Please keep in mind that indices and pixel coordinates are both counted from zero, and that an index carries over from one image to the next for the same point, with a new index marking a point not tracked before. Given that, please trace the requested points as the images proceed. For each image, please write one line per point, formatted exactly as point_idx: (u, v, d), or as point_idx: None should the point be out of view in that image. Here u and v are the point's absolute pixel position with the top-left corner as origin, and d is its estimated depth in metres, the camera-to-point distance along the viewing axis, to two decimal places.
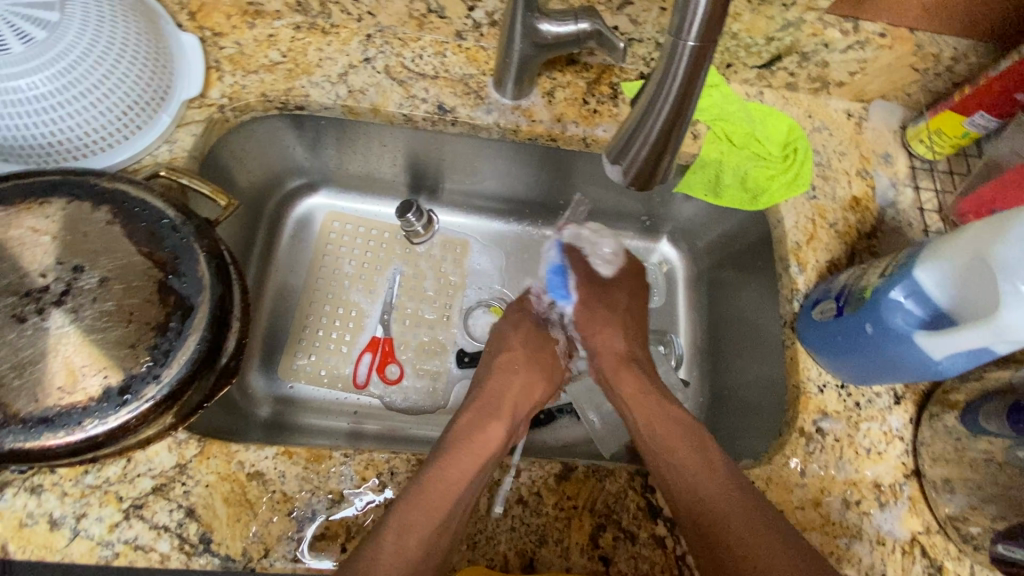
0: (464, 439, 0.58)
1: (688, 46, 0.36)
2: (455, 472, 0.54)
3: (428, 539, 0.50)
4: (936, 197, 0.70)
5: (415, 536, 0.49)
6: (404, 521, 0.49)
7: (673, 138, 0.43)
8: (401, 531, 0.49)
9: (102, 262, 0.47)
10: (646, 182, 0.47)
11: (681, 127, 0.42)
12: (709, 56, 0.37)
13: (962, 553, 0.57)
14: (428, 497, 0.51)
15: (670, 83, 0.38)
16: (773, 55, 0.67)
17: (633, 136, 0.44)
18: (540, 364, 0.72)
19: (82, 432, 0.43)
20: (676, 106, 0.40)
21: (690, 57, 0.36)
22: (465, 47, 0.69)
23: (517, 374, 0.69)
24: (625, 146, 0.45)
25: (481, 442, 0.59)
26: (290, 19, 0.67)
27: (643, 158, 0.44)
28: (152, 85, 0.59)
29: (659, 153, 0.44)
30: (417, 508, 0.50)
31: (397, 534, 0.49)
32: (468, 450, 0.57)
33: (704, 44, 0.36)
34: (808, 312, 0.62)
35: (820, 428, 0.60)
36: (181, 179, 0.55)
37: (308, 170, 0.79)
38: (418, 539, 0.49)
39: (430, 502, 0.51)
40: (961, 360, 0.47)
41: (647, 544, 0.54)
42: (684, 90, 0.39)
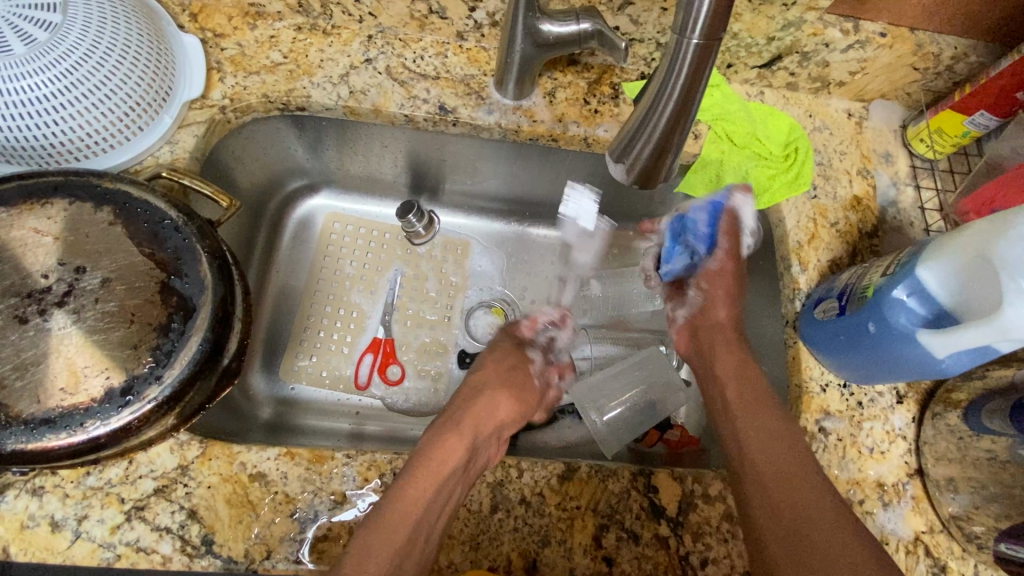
0: (421, 459, 0.54)
1: (691, 44, 0.36)
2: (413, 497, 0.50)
3: (385, 574, 0.46)
4: (936, 196, 0.70)
5: (372, 571, 0.46)
6: (360, 554, 0.46)
7: (676, 136, 0.42)
8: (359, 567, 0.46)
9: (103, 263, 0.47)
10: (649, 179, 0.47)
11: (685, 125, 0.42)
12: (712, 56, 0.37)
13: (965, 553, 0.57)
14: (395, 529, 0.48)
15: (673, 82, 0.38)
16: (774, 54, 0.67)
17: (637, 133, 0.44)
18: (508, 380, 0.68)
19: (84, 433, 0.43)
20: (681, 102, 0.40)
21: (693, 55, 0.37)
22: (466, 48, 0.69)
23: (492, 392, 0.65)
24: (628, 143, 0.45)
25: (437, 458, 0.54)
26: (291, 20, 0.67)
27: (646, 155, 0.44)
28: (154, 86, 0.59)
29: (662, 151, 0.44)
30: (376, 544, 0.47)
31: (355, 567, 0.46)
32: (427, 470, 0.52)
33: (707, 42, 0.36)
34: (811, 311, 0.62)
35: (822, 427, 0.60)
36: (183, 180, 0.55)
37: (309, 171, 0.79)
38: (377, 570, 0.46)
39: (389, 533, 0.48)
40: (964, 357, 0.47)
41: (650, 544, 0.54)
42: (687, 89, 0.39)
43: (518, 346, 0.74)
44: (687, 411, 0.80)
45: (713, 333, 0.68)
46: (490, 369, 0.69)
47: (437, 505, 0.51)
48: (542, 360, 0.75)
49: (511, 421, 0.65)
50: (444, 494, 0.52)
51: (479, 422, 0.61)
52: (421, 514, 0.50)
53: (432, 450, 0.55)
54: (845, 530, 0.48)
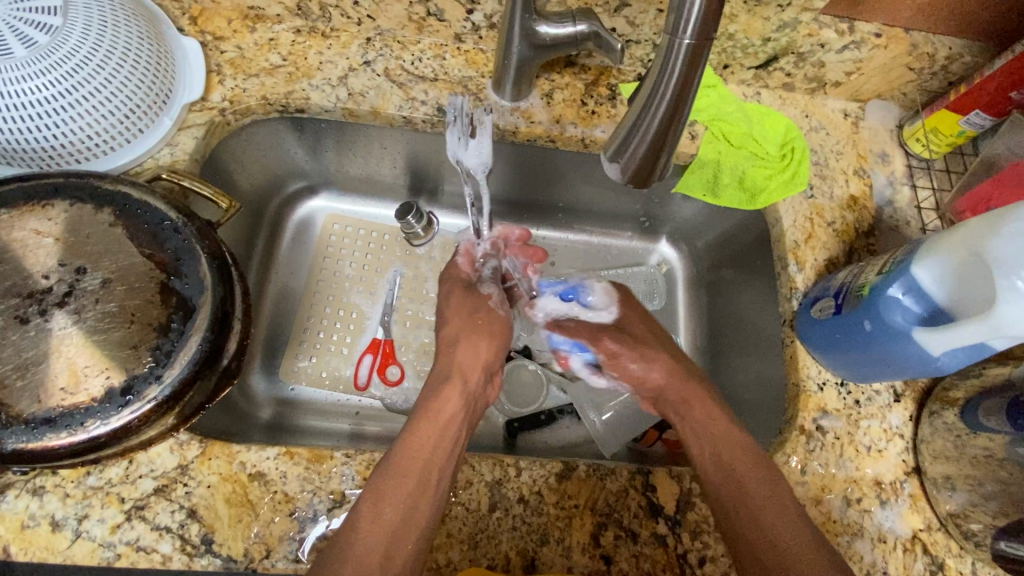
0: (423, 411, 0.56)
1: (684, 43, 0.36)
2: (420, 444, 0.53)
3: (402, 512, 0.49)
4: (933, 196, 0.70)
5: (389, 508, 0.48)
6: (377, 494, 0.49)
7: (670, 135, 0.43)
8: (376, 507, 0.48)
9: (104, 264, 0.47)
10: (643, 179, 0.47)
11: (678, 125, 0.42)
12: (704, 55, 0.38)
13: (963, 551, 0.57)
14: (406, 473, 0.50)
15: (666, 82, 0.39)
16: (770, 55, 0.68)
17: (631, 133, 0.44)
18: (477, 327, 0.66)
19: (85, 433, 0.43)
20: (674, 101, 0.40)
21: (686, 54, 0.37)
22: (464, 50, 0.69)
23: (466, 339, 0.64)
24: (623, 143, 0.45)
25: (435, 407, 0.57)
26: (290, 23, 0.68)
27: (640, 155, 0.45)
28: (154, 88, 0.59)
29: (656, 151, 0.44)
30: (393, 486, 0.49)
31: (372, 504, 0.48)
32: (430, 421, 0.55)
33: (699, 42, 0.36)
34: (808, 310, 0.62)
35: (820, 426, 0.61)
36: (183, 182, 0.55)
37: (308, 173, 0.80)
38: (393, 515, 0.48)
39: (398, 480, 0.50)
40: (960, 355, 0.48)
41: (648, 543, 0.54)
42: (680, 88, 0.39)
43: (466, 287, 0.70)
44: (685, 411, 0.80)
45: (674, 390, 0.64)
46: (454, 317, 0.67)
47: (435, 452, 0.52)
48: (500, 295, 0.72)
49: (494, 360, 0.65)
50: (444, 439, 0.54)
51: (464, 370, 0.62)
52: (430, 456, 0.52)
53: (431, 400, 0.57)
54: (815, 546, 0.49)
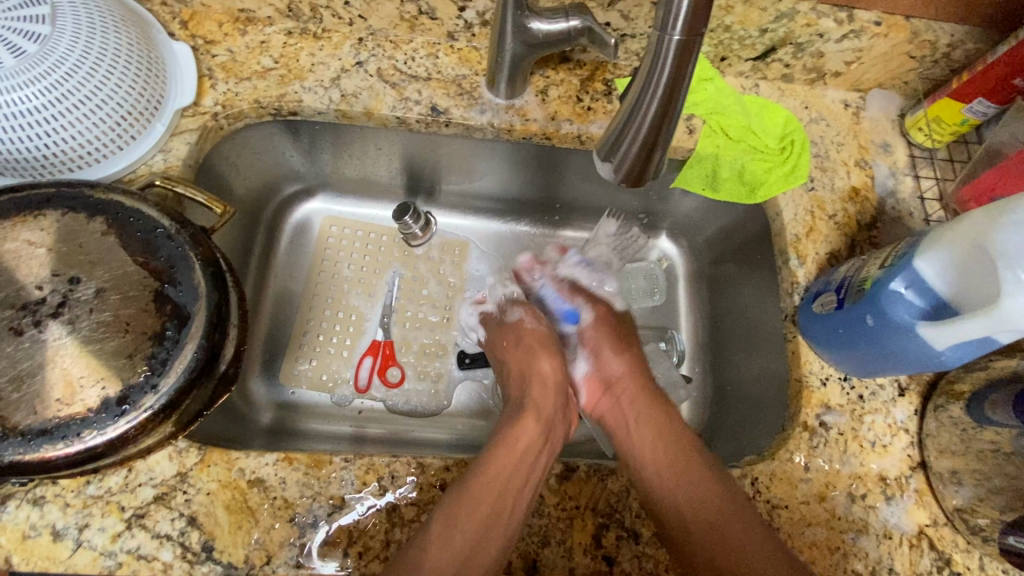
0: (504, 435, 0.61)
1: (673, 40, 0.36)
2: (496, 468, 0.56)
3: (477, 535, 0.51)
4: (936, 186, 0.69)
5: (461, 534, 0.51)
6: (451, 515, 0.51)
7: (664, 132, 0.41)
8: (449, 530, 0.50)
9: (96, 273, 0.47)
10: (638, 179, 0.46)
11: (670, 123, 0.41)
12: (696, 50, 0.36)
13: (970, 546, 0.57)
14: (480, 500, 0.53)
15: (658, 78, 0.38)
16: (767, 46, 0.66)
17: (624, 130, 0.43)
18: (549, 345, 0.73)
19: (81, 443, 0.43)
20: (665, 98, 0.39)
21: (675, 51, 0.36)
22: (457, 48, 0.69)
23: (540, 355, 0.72)
24: (616, 143, 0.44)
25: (514, 433, 0.61)
26: (280, 25, 0.67)
27: (634, 153, 0.43)
28: (144, 95, 0.59)
29: (650, 148, 0.43)
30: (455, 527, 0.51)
31: (445, 526, 0.50)
32: (509, 447, 0.59)
33: (690, 38, 0.35)
34: (809, 305, 0.61)
35: (823, 422, 0.60)
36: (175, 188, 0.55)
37: (305, 176, 0.80)
38: (463, 538, 0.51)
39: (473, 505, 0.52)
40: (965, 350, 0.47)
41: (650, 543, 0.54)
42: (671, 84, 0.38)
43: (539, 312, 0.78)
44: (688, 407, 0.81)
45: (627, 386, 0.70)
46: (552, 336, 0.74)
47: (525, 475, 0.56)
48: (574, 322, 0.79)
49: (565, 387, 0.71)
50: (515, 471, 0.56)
51: (541, 401, 0.67)
52: (514, 495, 0.54)
53: (510, 431, 0.62)
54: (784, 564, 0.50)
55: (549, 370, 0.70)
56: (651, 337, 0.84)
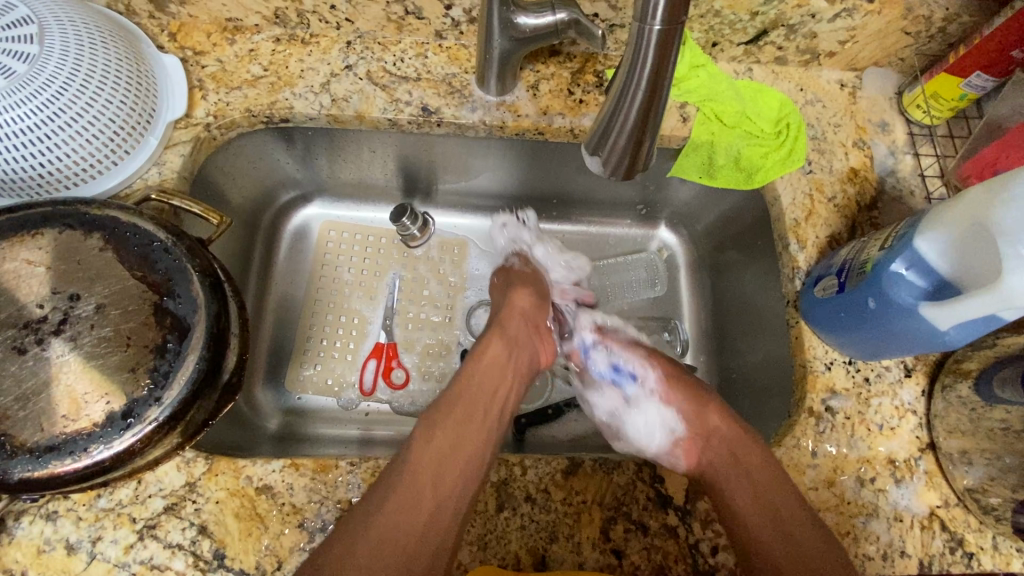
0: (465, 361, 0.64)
1: (654, 30, 0.35)
2: (475, 385, 0.61)
3: (452, 438, 0.56)
4: (936, 163, 0.69)
5: (434, 445, 0.54)
6: (428, 430, 0.56)
7: (650, 123, 0.41)
8: (428, 433, 0.55)
9: (96, 289, 0.47)
10: (627, 171, 0.46)
11: (656, 113, 0.41)
12: (678, 38, 0.36)
13: (983, 526, 0.56)
14: (453, 408, 0.58)
15: (640, 69, 0.37)
16: (759, 30, 0.66)
17: (610, 123, 0.42)
18: (520, 279, 0.75)
19: (89, 458, 0.43)
20: (649, 90, 0.38)
21: (656, 41, 0.35)
22: (446, 47, 0.68)
23: (514, 289, 0.73)
24: (603, 136, 0.43)
25: (490, 357, 0.63)
26: (268, 32, 0.67)
27: (621, 146, 0.43)
28: (136, 109, 0.59)
29: (637, 140, 0.42)
30: (433, 432, 0.55)
31: (425, 435, 0.55)
32: (489, 367, 0.63)
33: (670, 27, 0.34)
34: (811, 289, 0.61)
35: (829, 407, 0.60)
36: (172, 201, 0.55)
37: (302, 182, 0.80)
38: (435, 451, 0.54)
39: (448, 437, 0.55)
40: (968, 329, 0.46)
41: (659, 534, 0.54)
42: (655, 75, 0.37)
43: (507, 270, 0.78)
44: None
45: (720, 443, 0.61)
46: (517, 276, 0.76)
47: (490, 402, 0.60)
48: (522, 262, 0.80)
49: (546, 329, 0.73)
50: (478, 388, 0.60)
51: (512, 324, 0.68)
52: (481, 408, 0.59)
53: (477, 347, 0.65)
54: None
55: (522, 303, 0.71)
56: (655, 328, 0.83)
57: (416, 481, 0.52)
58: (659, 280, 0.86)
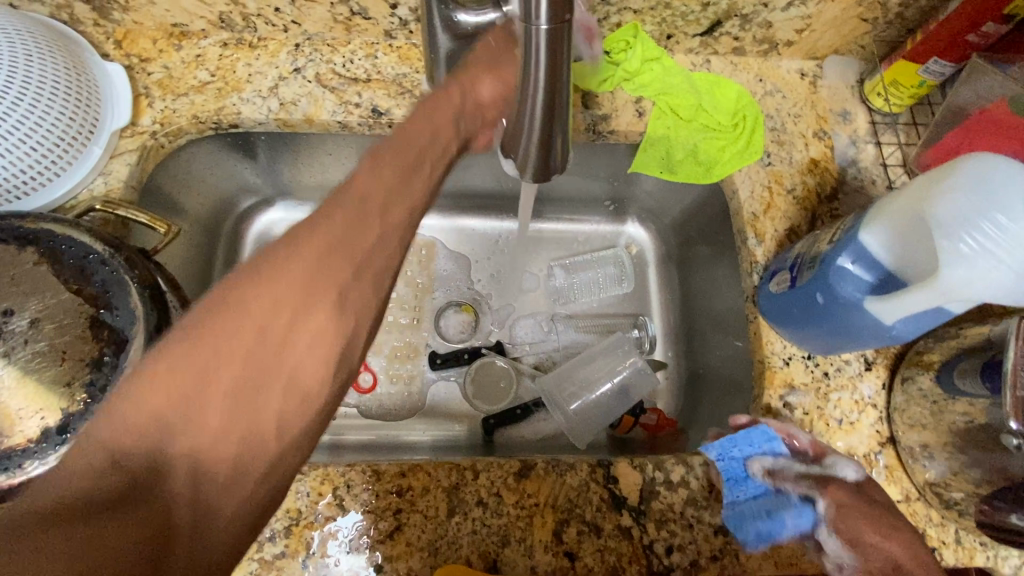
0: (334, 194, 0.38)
1: (541, 30, 0.33)
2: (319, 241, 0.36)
3: (285, 302, 0.34)
4: (898, 151, 0.67)
5: (218, 351, 0.33)
6: (242, 297, 0.34)
7: (557, 127, 0.40)
8: (236, 307, 0.34)
9: (31, 305, 0.47)
10: (544, 174, 0.44)
11: (561, 111, 0.39)
12: (567, 36, 0.34)
13: (945, 520, 0.56)
14: (288, 274, 0.35)
15: (535, 73, 0.36)
16: (712, 21, 0.64)
17: (518, 129, 0.41)
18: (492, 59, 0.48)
19: (24, 474, 0.43)
20: (548, 95, 0.37)
21: (545, 42, 0.34)
22: (396, 46, 0.67)
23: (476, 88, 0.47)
24: (515, 137, 0.42)
25: (341, 231, 0.37)
26: (215, 37, 0.66)
27: (533, 152, 0.42)
28: (77, 119, 0.58)
29: (547, 145, 0.41)
30: (286, 260, 0.35)
31: (259, 285, 0.34)
32: (360, 207, 0.38)
33: (556, 26, 0.33)
34: (767, 285, 0.60)
35: (787, 403, 0.59)
36: (118, 212, 0.55)
37: (263, 188, 0.79)
38: (255, 311, 0.34)
39: (266, 291, 0.34)
40: (914, 322, 0.45)
41: (612, 535, 0.53)
42: (551, 78, 0.36)
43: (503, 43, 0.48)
44: (662, 393, 0.80)
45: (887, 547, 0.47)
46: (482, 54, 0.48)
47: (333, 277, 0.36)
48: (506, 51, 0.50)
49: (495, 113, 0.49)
50: (371, 297, 0.37)
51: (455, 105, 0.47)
52: (331, 261, 0.36)
53: (405, 125, 0.44)
54: None
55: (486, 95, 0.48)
56: (624, 325, 0.83)
57: (169, 383, 0.32)
58: (628, 276, 0.85)
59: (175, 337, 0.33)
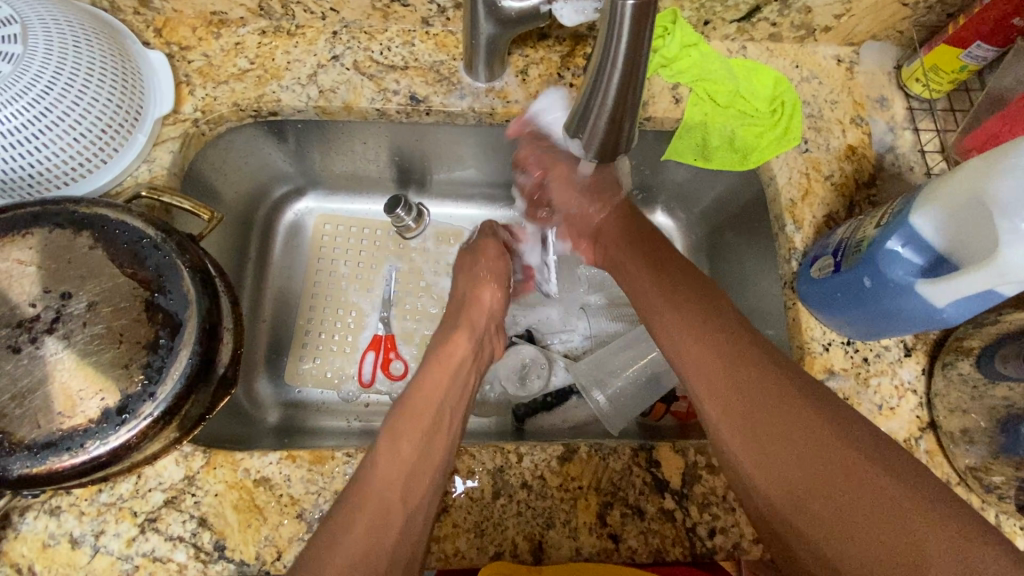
0: (437, 353, 0.62)
1: (628, 5, 0.33)
2: (435, 382, 0.58)
3: (419, 446, 0.52)
4: (936, 138, 0.67)
5: (361, 517, 0.46)
6: (396, 431, 0.52)
7: (629, 101, 0.40)
8: (394, 445, 0.51)
9: (88, 287, 0.48)
10: (612, 150, 0.45)
11: (636, 87, 0.39)
12: (653, 13, 0.34)
13: (985, 504, 0.56)
14: (420, 412, 0.54)
15: (615, 46, 0.36)
16: (751, 7, 0.64)
17: (591, 101, 0.41)
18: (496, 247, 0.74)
19: (86, 453, 0.44)
20: (626, 66, 0.37)
21: (632, 17, 0.34)
22: (433, 34, 0.67)
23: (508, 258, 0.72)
24: (583, 117, 0.43)
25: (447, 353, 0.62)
26: (254, 25, 0.66)
27: (602, 127, 0.43)
28: (123, 107, 0.58)
29: (617, 119, 0.42)
30: (400, 436, 0.52)
31: (391, 439, 0.51)
32: (444, 361, 0.61)
33: (644, 1, 0.33)
34: (807, 270, 0.60)
35: (827, 388, 0.59)
36: (162, 199, 0.55)
37: (294, 176, 0.80)
38: (371, 520, 0.46)
39: (391, 455, 0.50)
40: (965, 306, 0.46)
41: (656, 518, 0.54)
42: (631, 51, 0.36)
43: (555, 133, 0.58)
44: None
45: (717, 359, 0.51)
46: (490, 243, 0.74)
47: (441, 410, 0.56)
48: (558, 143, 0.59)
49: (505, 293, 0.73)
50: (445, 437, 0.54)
51: (474, 318, 0.68)
52: (441, 400, 0.57)
53: (472, 304, 0.69)
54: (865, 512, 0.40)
55: (489, 300, 0.71)
56: None
57: (339, 550, 0.44)
58: None
59: (340, 508, 0.47)
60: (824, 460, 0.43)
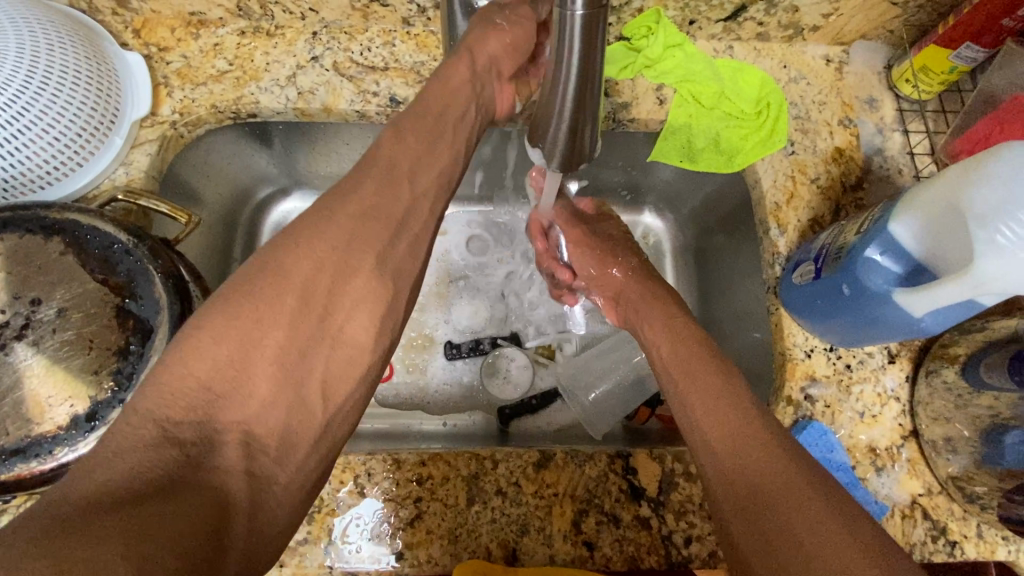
0: (345, 194, 0.45)
1: (577, 15, 0.32)
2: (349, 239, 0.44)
3: (321, 292, 0.42)
4: (926, 139, 0.66)
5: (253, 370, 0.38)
6: (290, 246, 0.42)
7: (586, 112, 0.39)
8: (278, 274, 0.41)
9: (58, 294, 0.48)
10: (573, 162, 0.43)
11: (592, 98, 0.38)
12: (604, 22, 0.34)
13: (967, 514, 0.55)
14: (328, 239, 0.43)
15: (568, 54, 0.35)
16: (736, 6, 0.63)
17: (549, 112, 0.40)
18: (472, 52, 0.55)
19: (55, 460, 0.44)
20: (581, 75, 0.36)
21: (581, 27, 0.33)
22: (414, 34, 0.67)
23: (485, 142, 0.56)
24: (543, 125, 0.41)
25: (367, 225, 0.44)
26: (233, 26, 0.66)
27: (561, 139, 0.41)
28: (98, 110, 0.58)
29: (575, 131, 0.40)
30: (299, 260, 0.42)
31: (283, 269, 0.41)
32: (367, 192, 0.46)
33: (593, 10, 0.32)
34: (790, 275, 0.59)
35: (808, 395, 0.58)
36: (139, 201, 0.55)
37: (277, 176, 0.79)
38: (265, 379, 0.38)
39: (284, 299, 0.40)
40: (943, 316, 0.45)
41: (631, 526, 0.54)
42: (584, 60, 0.35)
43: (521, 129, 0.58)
44: None
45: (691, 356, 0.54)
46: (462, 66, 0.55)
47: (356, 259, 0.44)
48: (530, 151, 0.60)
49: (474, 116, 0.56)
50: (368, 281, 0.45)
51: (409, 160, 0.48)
52: (358, 236, 0.44)
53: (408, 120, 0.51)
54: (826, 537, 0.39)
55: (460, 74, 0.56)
56: None
57: (217, 364, 0.37)
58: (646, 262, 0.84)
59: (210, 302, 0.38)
60: (780, 473, 0.42)
